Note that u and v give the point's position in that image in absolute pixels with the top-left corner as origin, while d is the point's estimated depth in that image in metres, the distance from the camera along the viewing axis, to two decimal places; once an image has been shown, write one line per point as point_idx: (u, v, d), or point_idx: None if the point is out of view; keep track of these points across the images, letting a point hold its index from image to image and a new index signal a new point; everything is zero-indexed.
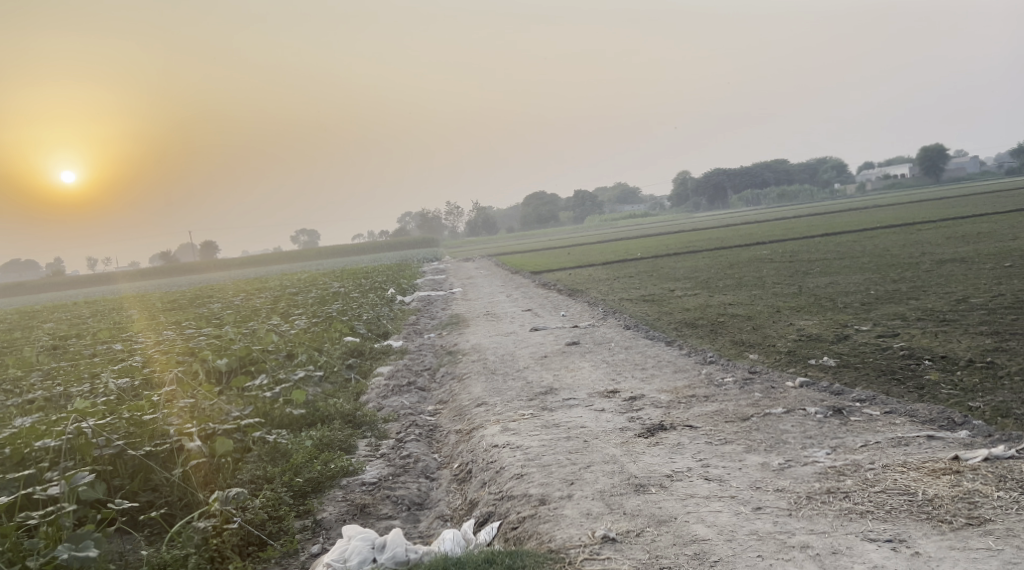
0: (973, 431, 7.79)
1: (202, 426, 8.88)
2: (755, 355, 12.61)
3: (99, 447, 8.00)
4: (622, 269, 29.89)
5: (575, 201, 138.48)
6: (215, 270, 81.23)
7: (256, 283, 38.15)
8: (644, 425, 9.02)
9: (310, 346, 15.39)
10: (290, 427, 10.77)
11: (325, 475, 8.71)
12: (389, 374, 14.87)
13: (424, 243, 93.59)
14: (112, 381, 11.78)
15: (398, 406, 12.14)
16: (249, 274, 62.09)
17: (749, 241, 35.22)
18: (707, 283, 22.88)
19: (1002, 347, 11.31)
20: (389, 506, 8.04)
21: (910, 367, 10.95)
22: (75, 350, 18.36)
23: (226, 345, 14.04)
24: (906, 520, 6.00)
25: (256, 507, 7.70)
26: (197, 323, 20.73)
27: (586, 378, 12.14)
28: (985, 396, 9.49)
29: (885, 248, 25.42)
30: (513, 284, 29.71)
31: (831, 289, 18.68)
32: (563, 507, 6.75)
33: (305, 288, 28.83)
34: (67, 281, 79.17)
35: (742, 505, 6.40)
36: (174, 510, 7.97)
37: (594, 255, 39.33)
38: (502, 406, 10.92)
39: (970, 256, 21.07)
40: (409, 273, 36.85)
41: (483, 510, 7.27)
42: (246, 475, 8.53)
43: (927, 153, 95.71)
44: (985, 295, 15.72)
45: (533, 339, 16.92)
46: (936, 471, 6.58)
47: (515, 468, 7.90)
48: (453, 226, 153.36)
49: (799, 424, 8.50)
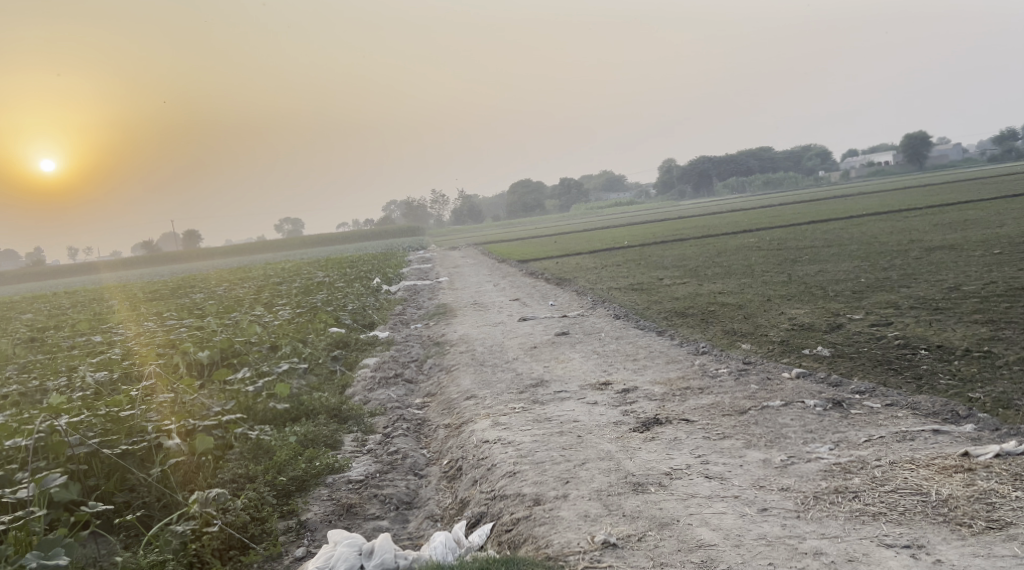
0: (980, 425, 7.57)
1: (181, 422, 8.55)
2: (747, 345, 12.36)
3: (73, 447, 7.68)
4: (609, 258, 29.69)
5: (560, 189, 138.31)
6: (197, 260, 80.39)
7: (239, 272, 37.63)
8: (639, 418, 8.76)
9: (294, 337, 15.08)
10: (274, 423, 10.46)
11: (310, 473, 8.43)
12: (376, 365, 14.59)
13: (409, 233, 93.15)
14: (90, 376, 11.45)
15: (385, 399, 11.89)
16: (231, 264, 61.38)
17: (735, 229, 34.98)
18: (695, 271, 22.66)
19: (998, 336, 11.11)
20: (377, 506, 7.77)
21: (906, 357, 10.72)
22: (53, 342, 17.95)
23: (207, 338, 13.70)
24: (923, 523, 5.77)
25: (237, 508, 7.40)
26: (179, 313, 20.33)
27: (577, 370, 11.86)
28: (985, 388, 9.27)
29: (873, 235, 25.29)
30: (498, 273, 29.40)
31: (821, 278, 18.47)
32: (559, 508, 6.49)
33: (290, 278, 28.34)
34: (47, 271, 78.18)
35: (747, 506, 6.16)
36: (151, 511, 7.68)
37: (579, 244, 39.03)
38: (491, 399, 10.65)
39: (958, 243, 20.95)
40: (393, 262, 36.46)
41: (474, 510, 6.99)
42: (227, 475, 8.22)
43: (910, 141, 96.00)
44: (977, 282, 15.54)
45: (522, 329, 16.65)
46: (947, 468, 6.35)
47: (508, 466, 7.63)
48: (438, 215, 152.57)
49: (798, 417, 8.27)
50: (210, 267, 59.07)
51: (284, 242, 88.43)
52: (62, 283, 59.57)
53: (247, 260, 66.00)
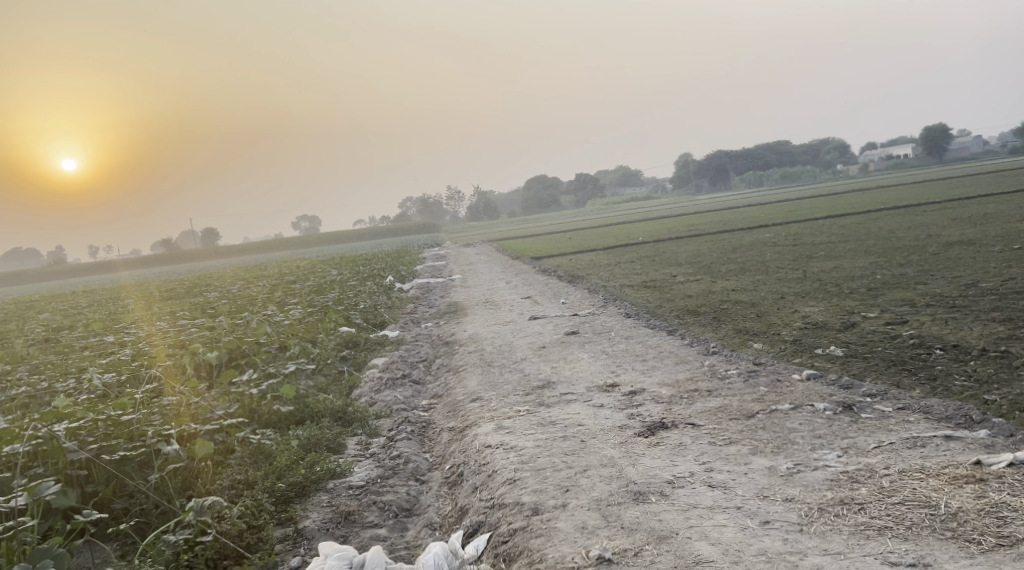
0: (994, 430, 7.36)
1: (183, 427, 8.42)
2: (759, 344, 12.16)
3: (71, 452, 7.58)
4: (623, 255, 29.45)
5: (577, 184, 137.83)
6: (214, 258, 80.51)
7: (255, 270, 37.72)
8: (644, 422, 8.59)
9: (303, 337, 14.96)
10: (278, 426, 10.34)
11: (310, 479, 8.30)
12: (385, 366, 14.46)
13: (425, 230, 93.01)
14: (98, 378, 11.39)
15: (391, 401, 11.77)
16: (249, 262, 61.41)
17: (751, 224, 34.66)
18: (709, 268, 22.40)
19: (1016, 335, 10.84)
20: (376, 513, 7.65)
21: (920, 357, 10.49)
22: (66, 342, 17.94)
23: (216, 338, 13.61)
24: (930, 539, 5.58)
25: (233, 517, 7.29)
26: (192, 312, 20.33)
27: (585, 371, 11.68)
28: (1001, 390, 9.03)
29: (891, 230, 24.93)
30: (512, 271, 29.23)
31: (836, 274, 18.19)
32: (556, 519, 6.34)
33: (304, 276, 28.23)
34: (66, 270, 78.41)
35: (749, 518, 5.99)
36: (148, 518, 7.54)
37: (594, 241, 38.76)
38: (497, 402, 10.50)
39: (977, 238, 20.60)
40: (409, 259, 36.34)
41: (472, 519, 6.86)
42: (226, 481, 8.08)
43: (929, 133, 95.20)
44: (995, 279, 15.25)
45: (533, 328, 16.51)
46: (958, 478, 6.16)
47: (508, 472, 7.49)
48: (455, 212, 152.56)
49: (807, 422, 8.07)
50: (226, 264, 59.36)
51: (301, 239, 88.78)
52: (80, 282, 59.80)
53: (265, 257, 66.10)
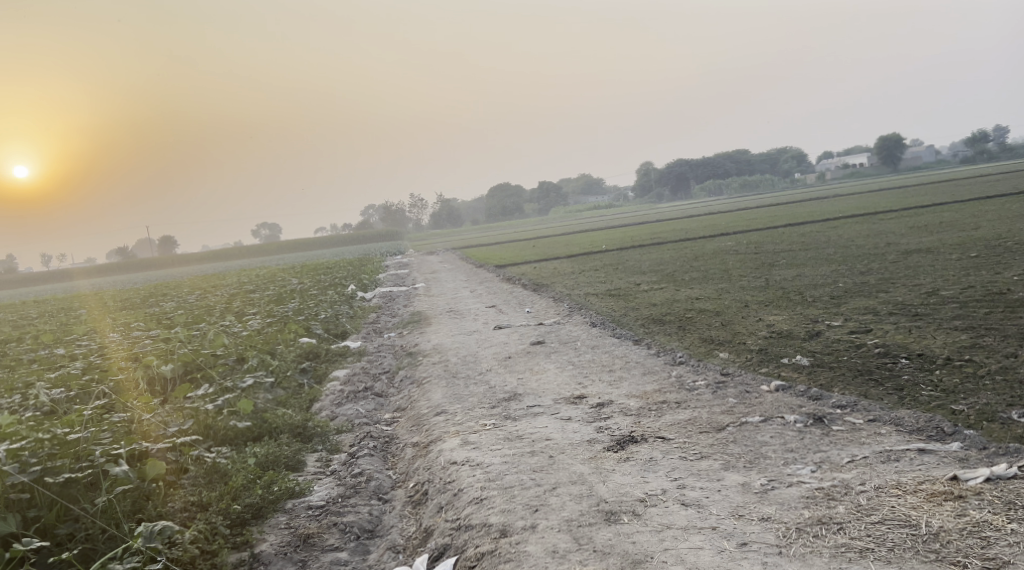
0: (966, 443, 7.29)
1: (133, 446, 8.06)
2: (725, 354, 12.05)
3: (11, 476, 7.19)
4: (587, 262, 29.35)
5: (540, 193, 137.94)
6: (172, 267, 79.19)
7: (213, 279, 37.03)
8: (613, 436, 8.40)
9: (262, 349, 14.56)
10: (235, 443, 9.95)
11: (268, 500, 7.99)
12: (346, 378, 14.12)
13: (386, 237, 92.31)
14: (46, 395, 10.93)
15: (353, 415, 11.49)
16: (207, 270, 60.27)
17: (712, 232, 34.76)
18: (672, 276, 22.31)
19: (980, 343, 10.84)
20: (336, 536, 7.42)
21: (887, 366, 10.43)
22: (15, 355, 17.31)
23: (171, 351, 13.16)
24: (913, 562, 5.49)
25: (185, 542, 6.98)
26: (147, 323, 19.74)
27: (552, 383, 11.47)
28: (968, 399, 8.98)
29: (851, 238, 25.08)
30: (476, 279, 28.96)
31: (798, 283, 18.17)
32: (526, 542, 6.17)
33: (263, 286, 27.71)
34: (17, 279, 76.51)
35: (725, 540, 5.87)
36: (96, 544, 7.13)
37: (557, 248, 38.59)
38: (463, 415, 10.25)
39: (936, 246, 20.76)
40: (370, 268, 35.83)
41: (438, 542, 6.65)
42: (179, 503, 7.71)
43: (884, 143, 96.35)
44: (956, 287, 15.30)
45: (496, 338, 16.27)
46: (936, 495, 6.07)
47: (475, 491, 7.27)
48: (417, 218, 151.91)
49: (779, 435, 7.95)
50: (184, 272, 58.54)
51: (261, 247, 87.76)
52: (34, 291, 58.28)
53: (225, 266, 65.04)
